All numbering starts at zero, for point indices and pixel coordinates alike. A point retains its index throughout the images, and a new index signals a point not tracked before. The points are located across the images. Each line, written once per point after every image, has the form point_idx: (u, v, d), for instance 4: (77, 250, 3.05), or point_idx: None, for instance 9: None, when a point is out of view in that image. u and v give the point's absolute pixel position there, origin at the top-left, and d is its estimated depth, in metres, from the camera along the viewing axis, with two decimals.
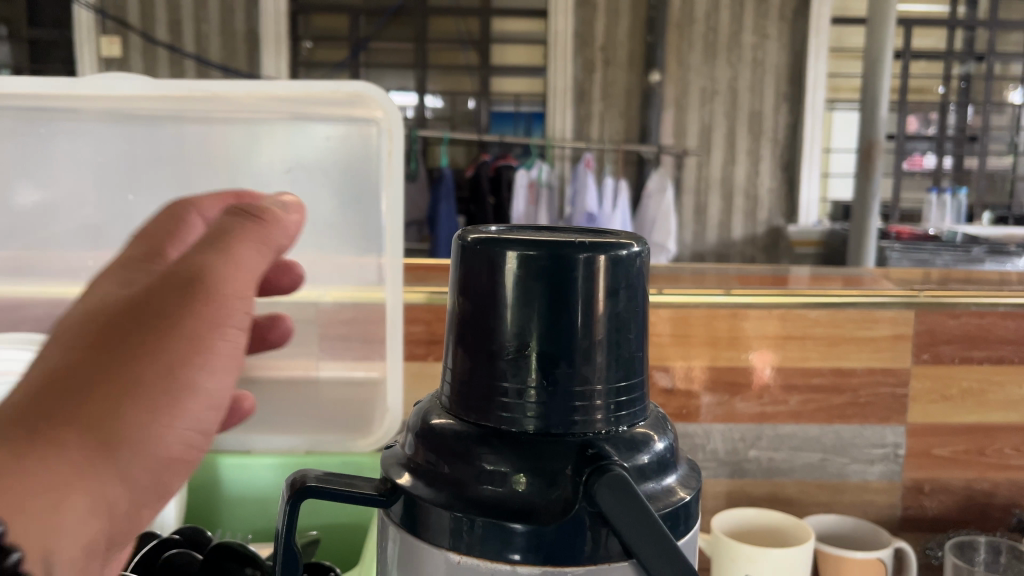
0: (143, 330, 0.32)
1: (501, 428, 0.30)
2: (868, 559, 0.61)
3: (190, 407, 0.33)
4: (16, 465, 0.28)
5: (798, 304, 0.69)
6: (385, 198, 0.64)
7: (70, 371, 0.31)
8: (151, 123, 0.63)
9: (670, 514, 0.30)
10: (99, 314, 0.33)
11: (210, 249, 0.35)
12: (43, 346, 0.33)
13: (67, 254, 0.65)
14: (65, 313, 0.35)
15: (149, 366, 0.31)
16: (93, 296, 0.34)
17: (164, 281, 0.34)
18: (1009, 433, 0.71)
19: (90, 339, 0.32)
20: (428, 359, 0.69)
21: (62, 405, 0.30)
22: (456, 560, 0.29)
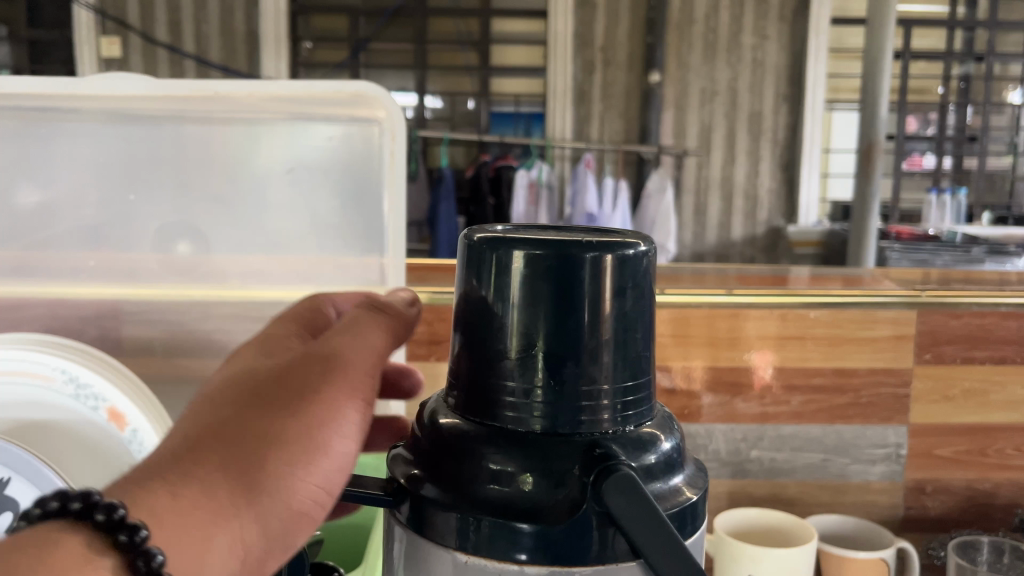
0: (292, 393, 0.34)
1: (508, 428, 0.30)
2: (871, 559, 0.61)
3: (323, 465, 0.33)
4: (175, 499, 0.29)
5: (799, 304, 0.69)
6: (386, 199, 0.64)
7: (228, 420, 0.33)
8: (150, 123, 0.63)
9: (677, 514, 0.30)
10: (248, 377, 0.35)
11: (347, 330, 0.38)
12: (193, 400, 0.35)
13: (68, 254, 0.65)
14: (213, 376, 0.37)
15: (297, 420, 0.33)
16: (242, 364, 0.37)
17: (308, 355, 0.36)
18: (1011, 433, 0.71)
19: (244, 396, 0.34)
20: (430, 360, 0.69)
21: (217, 446, 0.32)
22: (463, 560, 0.29)
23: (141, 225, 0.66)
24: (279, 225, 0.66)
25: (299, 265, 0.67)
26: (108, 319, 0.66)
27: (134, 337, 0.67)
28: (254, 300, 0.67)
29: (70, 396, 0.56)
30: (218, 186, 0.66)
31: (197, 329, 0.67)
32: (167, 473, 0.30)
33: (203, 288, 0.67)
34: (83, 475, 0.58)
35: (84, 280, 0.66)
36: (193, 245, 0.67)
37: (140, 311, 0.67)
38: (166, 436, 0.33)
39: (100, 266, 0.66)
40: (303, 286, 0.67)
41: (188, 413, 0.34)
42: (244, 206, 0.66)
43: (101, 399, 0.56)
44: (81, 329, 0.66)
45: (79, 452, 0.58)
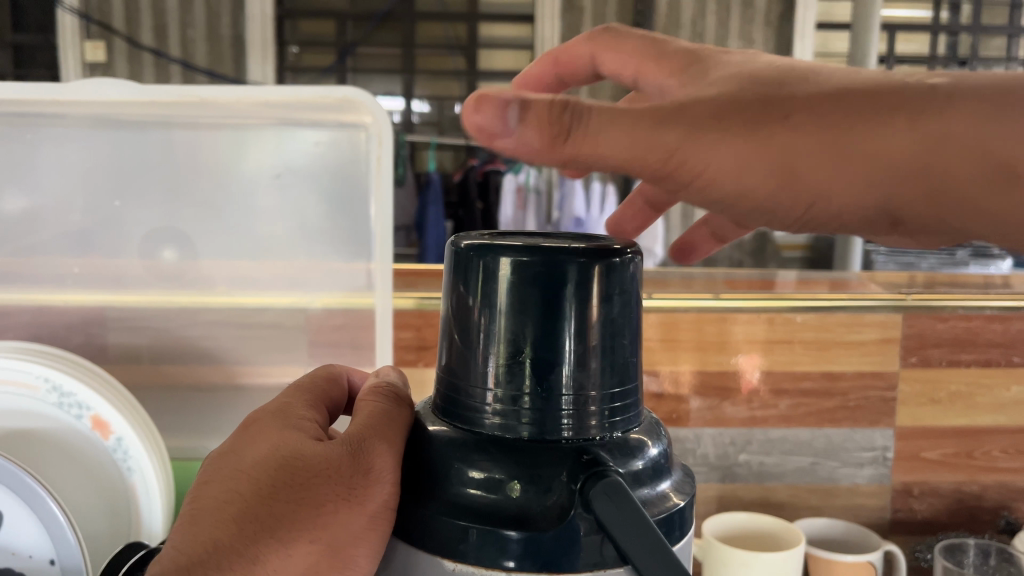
0: (338, 497, 0.32)
1: (495, 435, 0.30)
2: (858, 562, 0.61)
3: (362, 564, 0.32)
4: None
5: (786, 309, 0.69)
6: (373, 205, 0.63)
7: (279, 516, 0.31)
8: (135, 129, 0.63)
9: (664, 519, 0.30)
10: (291, 459, 0.32)
11: (390, 434, 0.33)
12: (234, 465, 0.33)
13: (53, 261, 0.65)
14: (251, 434, 0.35)
15: (345, 531, 0.31)
16: (284, 433, 0.34)
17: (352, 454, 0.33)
18: (997, 436, 0.72)
19: (291, 488, 0.32)
20: (419, 365, 0.69)
21: (270, 545, 0.31)
22: (451, 568, 0.29)
23: (127, 231, 0.65)
24: (267, 232, 0.65)
25: (287, 271, 0.66)
26: (94, 325, 0.66)
27: (120, 343, 0.66)
28: (241, 307, 0.67)
29: (54, 404, 0.56)
30: (207, 192, 0.65)
31: (184, 335, 0.67)
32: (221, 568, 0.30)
33: (191, 295, 0.67)
34: (65, 482, 0.57)
35: (70, 288, 0.65)
36: (179, 251, 0.66)
37: (125, 318, 0.66)
38: (210, 506, 0.31)
39: (85, 273, 0.65)
40: (289, 292, 0.67)
41: (230, 486, 0.32)
42: (233, 210, 0.65)
43: (84, 407, 0.55)
44: (67, 335, 0.66)
45: (64, 461, 0.57)
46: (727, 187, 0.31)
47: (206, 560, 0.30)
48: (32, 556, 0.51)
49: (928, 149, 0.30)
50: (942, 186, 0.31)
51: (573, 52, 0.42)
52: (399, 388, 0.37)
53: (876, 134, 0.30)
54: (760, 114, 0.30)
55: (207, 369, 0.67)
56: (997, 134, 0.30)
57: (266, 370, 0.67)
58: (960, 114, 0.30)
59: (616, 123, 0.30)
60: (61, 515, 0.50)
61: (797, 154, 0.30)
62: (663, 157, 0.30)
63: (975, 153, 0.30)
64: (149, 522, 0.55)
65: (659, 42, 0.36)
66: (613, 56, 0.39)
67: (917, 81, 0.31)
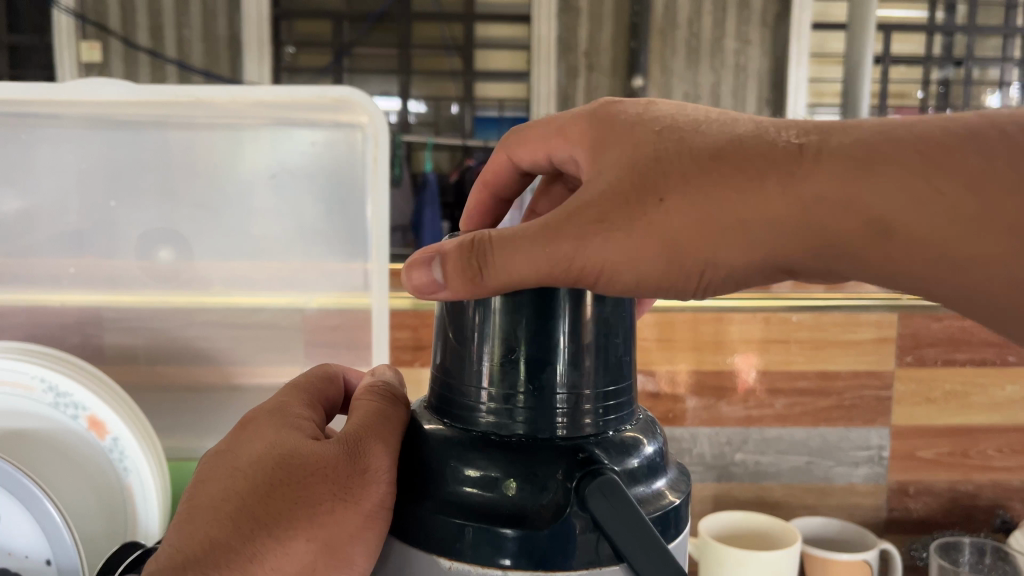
0: (334, 496, 0.32)
1: (490, 434, 0.30)
2: (853, 561, 0.62)
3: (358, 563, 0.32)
4: None
5: (782, 309, 0.70)
6: (370, 205, 0.63)
7: (275, 515, 0.31)
8: (130, 129, 0.62)
9: (660, 517, 0.30)
10: (287, 458, 0.32)
11: (384, 433, 0.33)
12: (232, 463, 0.33)
13: (49, 261, 0.65)
14: (248, 434, 0.35)
15: (340, 529, 0.31)
16: (280, 432, 0.34)
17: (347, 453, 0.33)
18: (992, 435, 0.72)
19: (287, 487, 0.32)
20: (415, 365, 0.69)
21: (267, 543, 0.31)
22: (447, 567, 0.29)
23: (123, 232, 0.65)
24: (262, 232, 0.65)
25: (283, 272, 0.66)
26: (90, 325, 0.66)
27: (116, 344, 0.66)
28: (236, 307, 0.67)
29: (50, 404, 0.56)
30: (202, 192, 0.65)
31: (179, 336, 0.67)
32: (219, 566, 0.30)
33: (186, 295, 0.66)
34: (61, 482, 0.57)
35: (66, 289, 0.65)
36: (175, 252, 0.66)
37: (122, 319, 0.66)
38: (207, 505, 0.32)
39: (81, 273, 0.65)
40: (285, 292, 0.67)
41: (227, 484, 0.32)
42: (229, 210, 0.65)
43: (81, 407, 0.55)
44: (63, 335, 0.66)
45: (59, 461, 0.57)
46: (625, 282, 0.30)
47: (203, 560, 0.30)
48: (28, 556, 0.51)
49: (802, 212, 0.30)
50: (829, 245, 0.30)
51: (493, 164, 0.43)
52: (394, 387, 0.37)
53: (753, 202, 0.30)
54: (635, 202, 0.30)
55: (203, 370, 0.67)
56: (868, 188, 0.29)
57: (262, 371, 0.67)
58: (826, 170, 0.30)
59: (517, 249, 0.29)
60: (59, 515, 0.50)
61: (676, 235, 0.30)
62: (564, 269, 0.29)
63: (852, 210, 0.29)
64: (145, 522, 0.55)
65: (552, 122, 0.37)
66: (526, 148, 0.40)
67: (782, 138, 0.31)
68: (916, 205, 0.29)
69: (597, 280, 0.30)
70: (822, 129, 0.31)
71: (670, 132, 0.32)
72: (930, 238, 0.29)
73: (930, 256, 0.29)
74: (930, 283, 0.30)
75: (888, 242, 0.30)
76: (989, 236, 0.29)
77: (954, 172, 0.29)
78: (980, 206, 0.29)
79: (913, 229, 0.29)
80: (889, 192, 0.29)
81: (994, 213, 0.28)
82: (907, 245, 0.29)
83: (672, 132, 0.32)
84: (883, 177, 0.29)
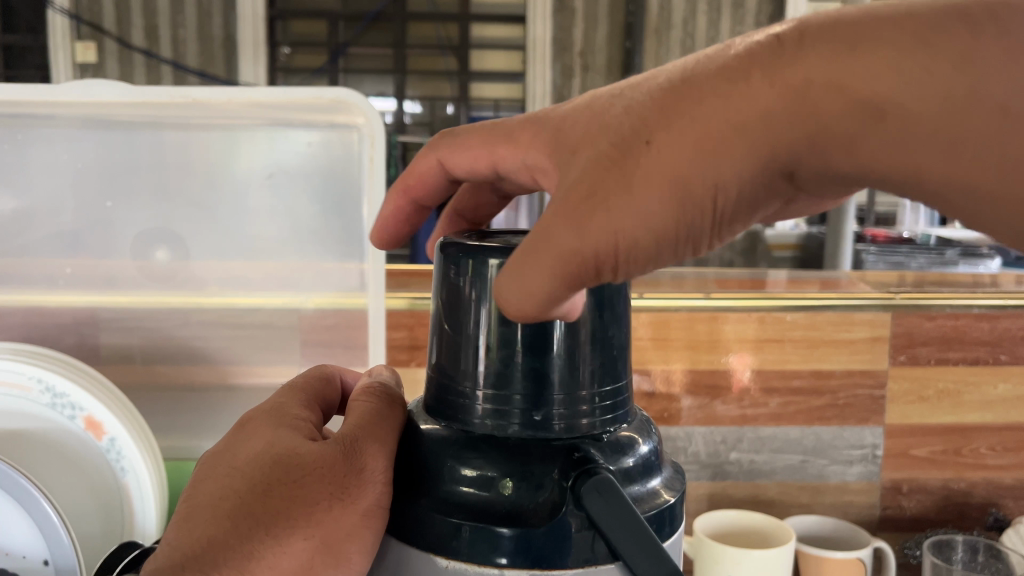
0: (332, 495, 0.32)
1: (486, 434, 0.30)
2: (848, 559, 0.62)
3: (355, 561, 0.32)
4: None
5: (776, 308, 0.70)
6: (366, 205, 0.63)
7: (273, 513, 0.31)
8: (126, 129, 0.63)
9: (655, 516, 0.30)
10: (285, 457, 0.32)
11: (380, 433, 0.33)
12: (230, 463, 0.33)
13: (46, 261, 0.65)
14: (246, 433, 0.35)
15: (338, 528, 0.31)
16: (277, 431, 0.34)
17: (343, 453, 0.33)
18: (985, 433, 0.73)
19: (284, 486, 0.32)
20: (412, 365, 0.69)
21: (265, 542, 0.31)
22: (444, 565, 0.29)
23: (120, 232, 0.65)
24: (259, 232, 0.66)
25: (279, 271, 0.66)
26: (86, 326, 0.66)
27: (112, 344, 0.66)
28: (232, 307, 0.67)
29: (47, 405, 0.56)
30: (197, 192, 0.65)
31: (176, 336, 0.67)
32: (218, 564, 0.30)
33: (182, 295, 0.66)
34: (57, 482, 0.57)
35: (62, 289, 0.65)
36: (171, 252, 0.66)
37: (117, 319, 0.66)
38: (206, 504, 0.32)
39: (77, 274, 0.65)
40: (281, 292, 0.67)
41: (225, 483, 0.32)
42: (224, 210, 0.65)
43: (78, 408, 0.55)
44: (59, 336, 0.66)
45: (56, 461, 0.57)
46: (629, 236, 0.28)
47: (201, 557, 0.30)
48: (25, 557, 0.51)
49: (793, 104, 0.26)
50: (830, 139, 0.26)
51: (419, 172, 0.39)
52: (390, 387, 0.37)
53: (724, 105, 0.27)
54: (621, 152, 0.28)
55: (200, 370, 0.67)
56: (857, 65, 0.25)
57: (259, 371, 0.67)
58: (807, 55, 0.26)
59: (524, 256, 0.28)
60: (55, 514, 0.50)
61: (672, 169, 0.27)
62: (577, 263, 0.28)
63: (845, 94, 0.25)
64: (142, 522, 0.55)
65: (498, 125, 0.35)
66: (466, 155, 0.37)
67: (755, 41, 0.28)
68: (911, 76, 0.25)
69: (616, 255, 0.28)
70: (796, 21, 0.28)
71: (644, 81, 0.31)
72: (938, 113, 0.24)
73: (943, 135, 0.24)
74: (960, 170, 0.25)
75: (883, 125, 0.25)
76: (1015, 94, 0.23)
77: (952, 29, 0.24)
78: (994, 60, 0.24)
79: (919, 104, 0.24)
80: (879, 68, 0.25)
81: (1011, 65, 0.23)
82: (900, 125, 0.25)
83: (641, 83, 0.31)
84: (865, 57, 0.25)
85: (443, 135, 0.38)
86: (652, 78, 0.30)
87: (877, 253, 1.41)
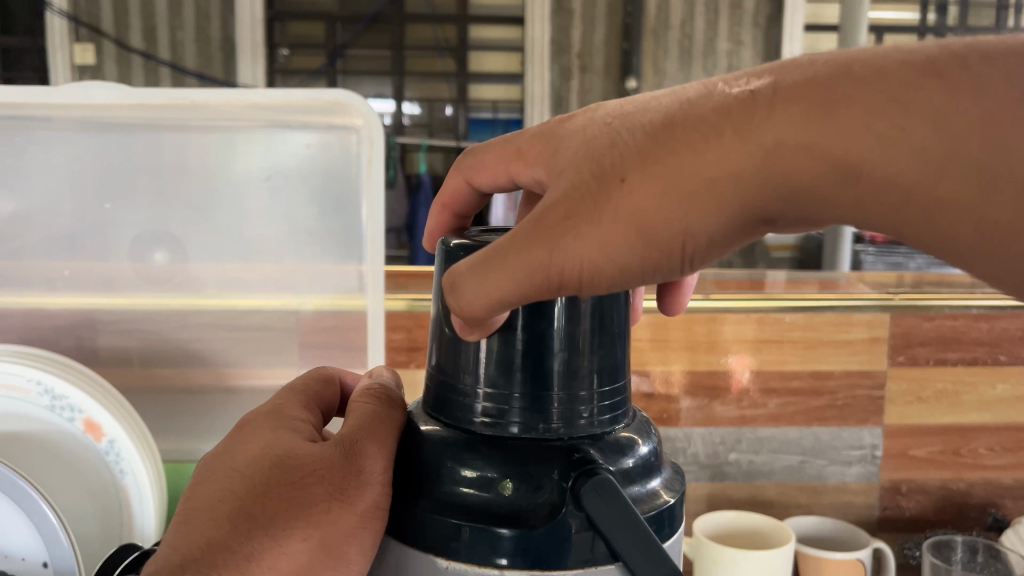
0: (331, 497, 0.32)
1: (486, 435, 0.30)
2: (848, 560, 0.62)
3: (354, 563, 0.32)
4: None
5: (775, 309, 0.70)
6: (364, 206, 0.63)
7: (272, 514, 0.31)
8: (124, 131, 0.62)
9: (655, 517, 0.30)
10: (284, 459, 0.32)
11: (378, 434, 0.33)
12: (228, 463, 0.33)
13: (44, 264, 0.65)
14: (245, 434, 0.35)
15: (337, 529, 0.31)
16: (276, 433, 0.34)
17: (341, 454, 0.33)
18: (984, 433, 0.73)
19: (283, 487, 0.32)
20: (411, 366, 0.69)
21: (264, 544, 0.31)
22: (444, 566, 0.29)
23: (118, 234, 0.65)
24: (258, 233, 0.65)
25: (277, 273, 0.66)
26: (84, 328, 0.66)
27: (111, 347, 0.66)
28: (231, 309, 0.67)
29: (46, 407, 0.56)
30: (197, 194, 0.65)
31: (174, 338, 0.67)
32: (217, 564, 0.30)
33: (181, 297, 0.66)
34: (56, 484, 0.57)
35: (61, 291, 0.65)
36: (169, 254, 0.66)
37: (116, 321, 0.66)
38: (205, 504, 0.32)
39: (75, 275, 0.65)
40: (279, 293, 0.67)
41: (224, 484, 0.32)
42: (222, 212, 0.65)
43: (77, 410, 0.55)
44: (57, 339, 0.65)
45: (55, 464, 0.57)
46: (606, 275, 0.29)
47: (200, 558, 0.30)
48: (25, 560, 0.51)
49: (763, 163, 0.28)
50: (801, 196, 0.28)
51: (449, 189, 0.40)
52: (391, 390, 0.37)
53: (705, 159, 0.28)
54: (596, 193, 0.29)
55: (198, 372, 0.67)
56: (825, 130, 0.27)
57: (257, 373, 0.67)
58: (781, 116, 0.27)
59: (495, 266, 0.29)
60: (54, 517, 0.50)
61: (641, 212, 0.29)
62: (544, 278, 0.29)
63: (814, 153, 0.27)
64: (141, 525, 0.55)
65: (511, 142, 0.36)
66: (487, 172, 0.38)
67: (733, 90, 0.29)
68: (882, 141, 0.26)
69: (580, 281, 0.29)
70: (773, 72, 0.29)
71: (624, 118, 0.31)
72: (899, 177, 0.27)
73: (897, 198, 0.27)
74: (912, 226, 0.28)
75: (855, 184, 0.27)
76: (985, 162, 0.26)
77: (927, 98, 0.26)
78: (954, 133, 0.26)
79: (883, 171, 0.27)
80: (854, 131, 0.27)
81: (969, 140, 0.26)
82: (871, 184, 0.27)
83: (623, 120, 0.31)
84: (843, 118, 0.27)
85: (466, 153, 0.40)
86: (632, 115, 0.31)
87: (875, 253, 1.41)
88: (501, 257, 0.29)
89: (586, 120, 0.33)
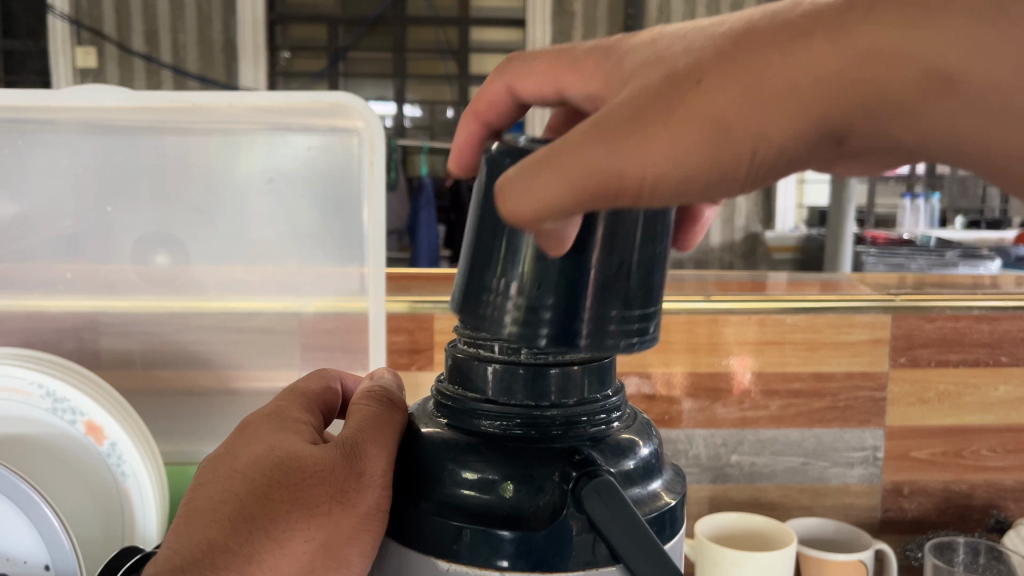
0: (333, 498, 0.32)
1: (488, 437, 0.31)
2: (850, 561, 0.62)
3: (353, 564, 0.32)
4: None
5: (776, 311, 0.70)
6: (366, 209, 0.63)
7: (274, 516, 0.31)
8: (126, 134, 0.63)
9: (656, 518, 0.30)
10: (286, 460, 0.32)
11: (379, 436, 0.33)
12: (230, 465, 0.33)
13: (45, 267, 0.65)
14: (247, 435, 0.35)
15: (338, 531, 0.32)
16: (278, 435, 0.34)
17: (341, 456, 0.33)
18: (986, 435, 0.73)
19: (285, 489, 0.32)
20: (412, 368, 0.69)
21: (265, 545, 0.31)
22: (446, 568, 0.29)
23: (119, 237, 0.65)
24: (259, 235, 0.65)
25: (279, 276, 0.66)
26: (86, 330, 0.66)
27: (113, 349, 0.66)
28: (232, 312, 0.67)
29: (48, 410, 0.56)
30: (199, 196, 0.65)
31: (177, 340, 0.67)
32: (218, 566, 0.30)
33: (182, 300, 0.67)
34: (58, 486, 0.57)
35: (64, 294, 0.65)
36: (172, 256, 0.66)
37: (118, 323, 0.66)
38: (207, 505, 0.32)
39: (77, 278, 0.65)
40: (281, 296, 0.67)
41: (226, 486, 0.32)
42: (223, 214, 0.65)
43: (79, 412, 0.55)
44: (59, 341, 0.65)
45: (56, 466, 0.57)
46: (664, 184, 0.25)
47: (202, 560, 0.30)
48: (27, 562, 0.51)
49: (853, 66, 0.23)
50: (889, 108, 0.24)
51: (487, 95, 0.39)
52: (392, 392, 0.37)
53: (785, 62, 0.24)
54: (664, 95, 0.25)
55: (201, 375, 0.67)
56: (929, 31, 0.22)
57: (259, 375, 0.67)
58: (878, 17, 0.23)
59: (546, 168, 0.26)
60: (57, 519, 0.50)
61: (718, 108, 0.24)
62: (597, 186, 0.25)
63: (910, 61, 0.23)
64: (144, 526, 0.55)
65: (570, 49, 0.35)
66: (534, 78, 0.37)
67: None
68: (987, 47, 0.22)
69: (636, 192, 0.26)
70: None
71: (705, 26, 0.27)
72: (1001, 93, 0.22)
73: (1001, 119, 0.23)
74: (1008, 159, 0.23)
75: (951, 98, 0.23)
76: None
77: None
78: None
79: (985, 83, 0.22)
80: (959, 35, 0.22)
81: None
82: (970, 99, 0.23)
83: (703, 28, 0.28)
84: (951, 17, 0.22)
85: (510, 60, 0.39)
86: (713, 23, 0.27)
87: (877, 254, 1.41)
88: (551, 157, 0.26)
89: (660, 37, 0.30)
